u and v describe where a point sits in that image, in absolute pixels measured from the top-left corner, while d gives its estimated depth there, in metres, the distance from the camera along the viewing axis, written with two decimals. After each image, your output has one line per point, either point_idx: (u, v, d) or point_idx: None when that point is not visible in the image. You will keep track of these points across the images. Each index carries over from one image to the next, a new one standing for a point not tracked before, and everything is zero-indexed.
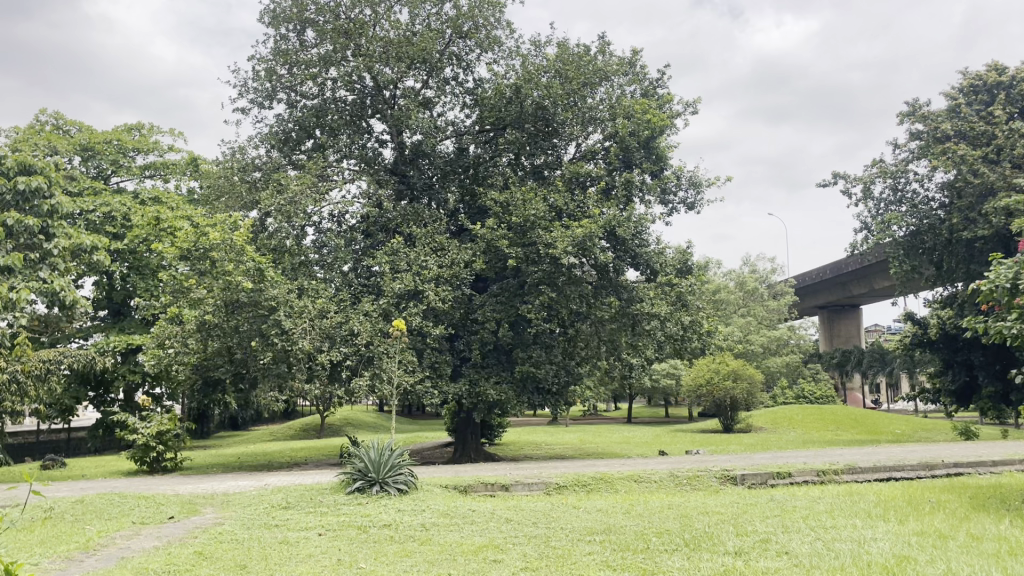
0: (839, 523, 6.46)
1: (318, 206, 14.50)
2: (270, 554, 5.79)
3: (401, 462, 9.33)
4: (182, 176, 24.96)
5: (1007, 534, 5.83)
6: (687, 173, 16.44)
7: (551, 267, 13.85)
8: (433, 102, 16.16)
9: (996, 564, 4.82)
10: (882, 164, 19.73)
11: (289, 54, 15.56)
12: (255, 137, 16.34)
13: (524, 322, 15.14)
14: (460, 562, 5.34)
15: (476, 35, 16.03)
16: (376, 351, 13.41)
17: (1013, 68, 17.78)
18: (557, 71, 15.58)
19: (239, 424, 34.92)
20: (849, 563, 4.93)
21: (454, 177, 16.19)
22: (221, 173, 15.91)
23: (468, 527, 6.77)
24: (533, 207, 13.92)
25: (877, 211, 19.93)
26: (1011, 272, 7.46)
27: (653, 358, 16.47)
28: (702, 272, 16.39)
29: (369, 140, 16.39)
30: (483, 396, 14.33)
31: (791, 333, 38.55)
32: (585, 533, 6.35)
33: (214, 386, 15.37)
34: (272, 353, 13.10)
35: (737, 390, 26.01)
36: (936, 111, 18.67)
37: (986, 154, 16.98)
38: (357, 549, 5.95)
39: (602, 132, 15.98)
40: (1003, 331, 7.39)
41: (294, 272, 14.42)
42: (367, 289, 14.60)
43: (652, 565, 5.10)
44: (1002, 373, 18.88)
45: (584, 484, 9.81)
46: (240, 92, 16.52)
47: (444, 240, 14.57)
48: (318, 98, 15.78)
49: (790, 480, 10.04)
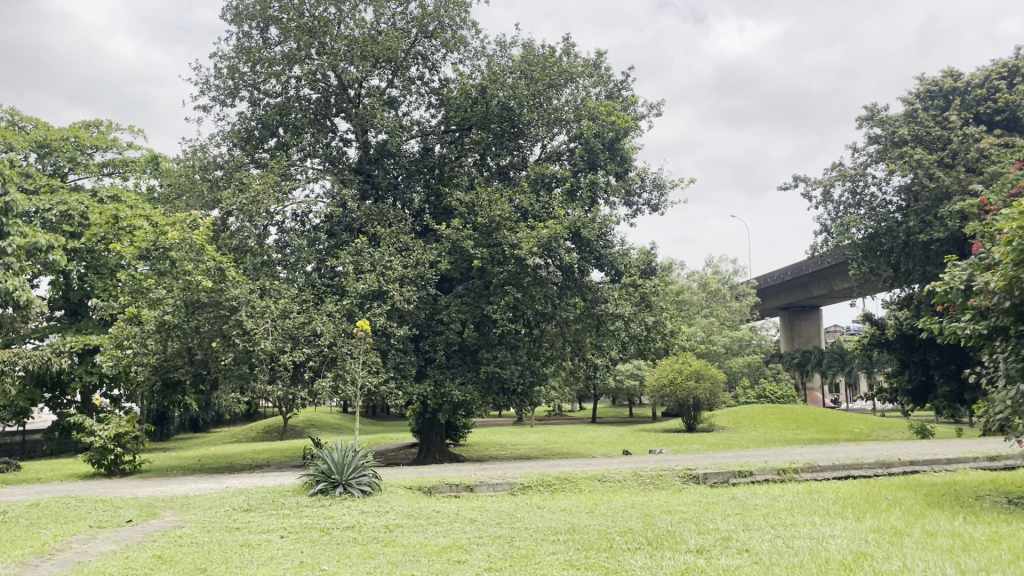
0: (799, 521, 6.53)
1: (281, 205, 14.32)
2: (229, 558, 5.71)
3: (366, 464, 9.30)
4: (142, 174, 24.54)
5: (961, 531, 5.95)
6: (651, 176, 16.56)
7: (516, 268, 13.92)
8: (399, 102, 16.11)
9: (949, 560, 4.92)
10: (841, 168, 20.09)
11: (253, 52, 15.32)
12: (216, 135, 16.14)
13: (489, 323, 15.15)
14: (424, 563, 5.34)
15: (442, 34, 15.98)
16: (340, 352, 13.29)
17: (967, 74, 18.28)
18: (523, 72, 15.63)
19: (199, 426, 34.37)
20: (807, 560, 5.01)
21: (420, 177, 16.08)
22: (182, 172, 15.69)
23: (432, 528, 6.77)
24: (498, 208, 13.96)
25: (836, 214, 20.29)
26: (965, 273, 7.62)
27: (617, 358, 16.54)
28: (665, 273, 16.52)
29: (333, 139, 16.20)
30: (448, 396, 14.26)
31: (753, 333, 39.04)
32: (549, 532, 6.37)
33: (174, 387, 15.17)
34: (233, 354, 12.96)
35: (700, 390, 26.22)
36: (894, 116, 19.04)
37: (942, 159, 17.39)
38: (321, 549, 5.94)
39: (567, 134, 16.04)
40: (957, 331, 7.57)
41: (257, 271, 14.17)
42: (332, 289, 14.47)
43: (616, 565, 5.12)
44: (956, 372, 19.23)
45: (548, 484, 9.85)
46: (201, 90, 16.33)
47: (409, 240, 14.50)
48: (282, 96, 15.62)
49: (751, 478, 10.16)
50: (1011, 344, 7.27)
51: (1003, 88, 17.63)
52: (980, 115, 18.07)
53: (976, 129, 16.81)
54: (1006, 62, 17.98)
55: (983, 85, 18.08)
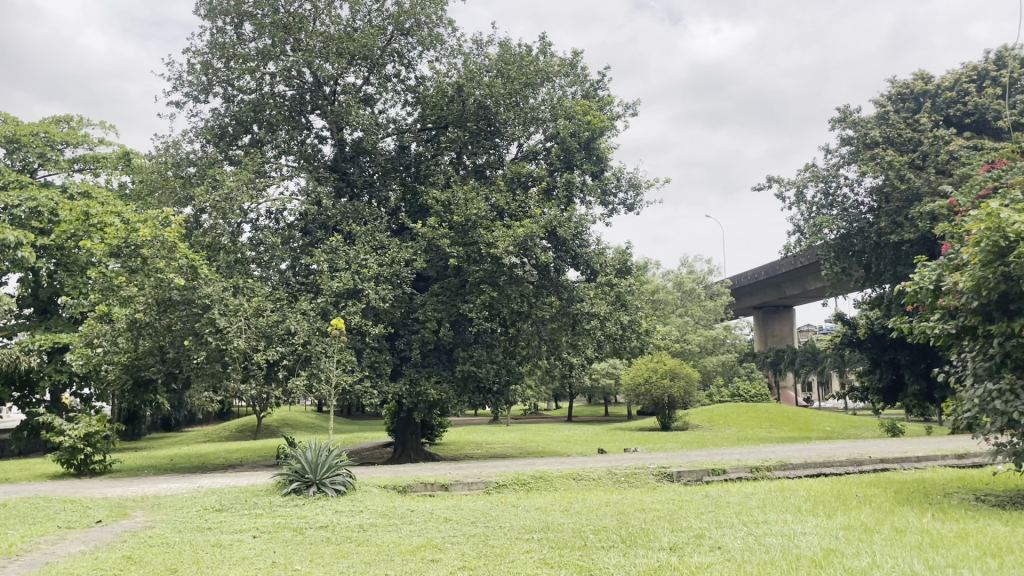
0: (771, 518, 6.60)
1: (255, 202, 14.21)
2: (200, 558, 5.65)
3: (340, 464, 9.25)
4: (113, 170, 24.23)
5: (930, 528, 6.04)
6: (627, 175, 16.62)
7: (492, 267, 13.93)
8: (375, 99, 16.04)
9: (918, 556, 4.98)
10: (814, 169, 20.30)
11: (226, 48, 15.16)
12: (189, 132, 15.98)
13: (465, 322, 15.14)
14: (397, 562, 5.31)
15: (419, 32, 15.93)
16: (314, 350, 13.21)
17: (937, 77, 18.54)
18: (500, 70, 15.61)
19: (171, 425, 34.02)
20: (779, 557, 5.05)
21: (396, 175, 16.02)
22: (155, 168, 15.51)
23: (406, 527, 6.73)
24: (475, 207, 13.95)
25: (809, 215, 20.50)
26: (934, 273, 7.74)
27: (593, 357, 16.58)
28: (641, 273, 16.60)
29: (308, 136, 16.10)
30: (424, 395, 14.22)
31: (727, 332, 39.33)
32: (524, 531, 6.38)
33: (145, 386, 14.99)
34: (206, 352, 12.84)
35: (675, 389, 26.37)
36: (866, 118, 19.27)
37: (912, 160, 17.61)
38: (294, 549, 5.90)
39: (543, 133, 16.07)
40: (926, 330, 7.69)
41: (230, 269, 14.03)
42: (306, 287, 14.39)
43: (589, 563, 5.14)
44: (926, 371, 19.48)
45: (523, 483, 9.86)
46: (174, 85, 16.15)
47: (385, 238, 14.45)
48: (256, 93, 15.49)
49: (725, 476, 10.25)
50: (979, 344, 7.38)
51: (972, 91, 17.91)
52: (950, 117, 18.33)
53: (946, 132, 17.07)
54: (975, 65, 18.26)
55: (952, 88, 18.35)
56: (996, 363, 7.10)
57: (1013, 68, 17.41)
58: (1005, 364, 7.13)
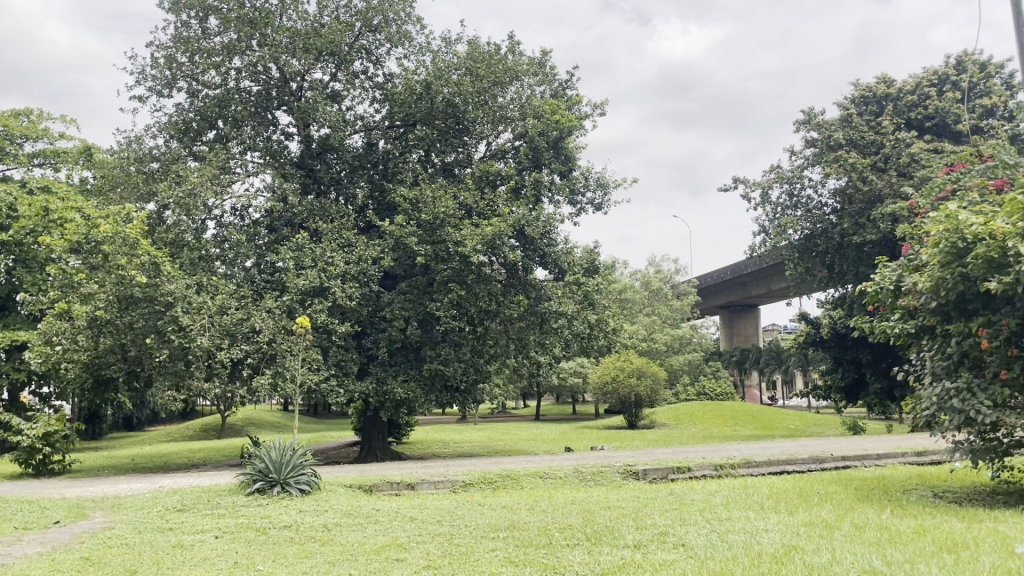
0: (734, 515, 6.66)
1: (220, 199, 14.04)
2: (161, 559, 5.57)
3: (304, 463, 9.17)
4: (74, 165, 23.79)
5: (889, 524, 6.14)
6: (595, 175, 16.69)
7: (460, 265, 13.91)
8: (342, 96, 15.92)
9: (877, 552, 5.07)
10: (779, 170, 20.54)
11: (190, 42, 14.93)
12: (152, 127, 15.74)
13: (432, 321, 15.10)
14: (361, 562, 5.28)
15: (387, 29, 15.85)
16: (279, 349, 13.10)
17: (899, 81, 18.87)
18: (468, 69, 15.58)
19: (133, 424, 33.52)
20: (741, 554, 5.11)
21: (364, 172, 15.86)
22: (117, 164, 15.26)
23: (371, 527, 6.69)
24: (443, 205, 13.93)
25: (774, 215, 20.75)
26: (895, 274, 7.87)
27: (560, 356, 16.62)
28: (608, 272, 16.67)
29: (274, 132, 15.95)
30: (391, 394, 14.14)
31: (694, 331, 39.67)
32: (489, 529, 6.38)
33: (106, 385, 14.74)
34: (168, 351, 12.67)
35: (641, 387, 26.53)
36: (830, 120, 19.54)
37: (875, 162, 17.89)
38: (257, 550, 5.83)
39: (512, 132, 16.07)
40: (887, 330, 7.82)
41: (194, 266, 13.83)
42: (272, 285, 14.25)
43: (554, 561, 5.15)
44: (887, 370, 19.81)
45: (489, 482, 9.87)
46: (137, 80, 15.90)
47: (352, 235, 14.37)
48: (221, 88, 15.30)
49: (690, 474, 10.35)
50: (937, 344, 7.52)
51: (933, 95, 18.24)
52: (912, 120, 18.64)
53: (907, 135, 17.37)
54: (936, 70, 18.60)
55: (914, 92, 18.68)
56: (953, 363, 7.22)
57: (972, 73, 17.76)
58: (962, 363, 7.25)
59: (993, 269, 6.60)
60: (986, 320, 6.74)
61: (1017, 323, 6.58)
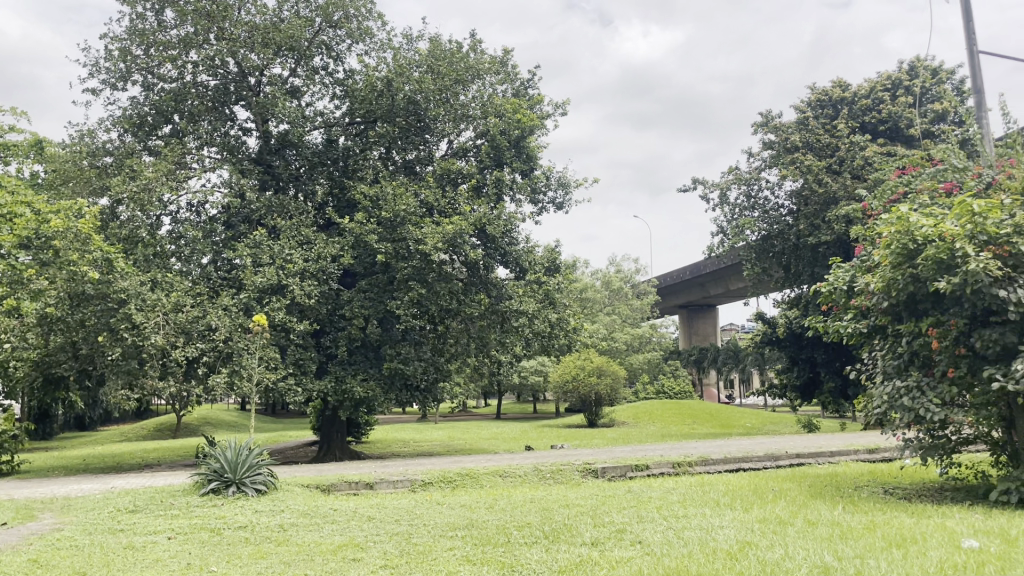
0: (690, 512, 6.74)
1: (176, 194, 13.81)
2: (111, 561, 5.45)
3: (260, 463, 9.07)
4: (25, 159, 23.23)
5: (840, 520, 6.26)
6: (556, 175, 16.75)
7: (420, 263, 13.84)
8: (302, 92, 15.76)
9: (828, 548, 5.16)
10: (737, 172, 20.80)
11: (146, 35, 14.68)
12: (106, 120, 15.44)
13: (391, 319, 15.00)
14: (317, 562, 5.23)
15: (347, 24, 15.73)
16: (236, 347, 12.92)
17: (854, 85, 19.24)
18: (430, 66, 15.53)
19: (85, 424, 32.86)
20: (696, 550, 5.16)
21: (324, 169, 15.69)
22: (69, 158, 14.93)
23: (328, 527, 6.64)
24: (403, 203, 13.87)
25: (732, 216, 21.02)
26: (848, 275, 8.02)
27: (521, 354, 16.65)
28: (569, 271, 16.72)
29: (232, 128, 15.73)
30: (350, 393, 14.03)
31: (653, 331, 40.03)
32: (447, 528, 6.36)
33: (57, 383, 14.41)
34: (121, 349, 12.43)
35: (601, 386, 26.69)
36: (787, 123, 19.84)
37: (830, 165, 18.20)
38: (210, 551, 5.74)
39: (473, 130, 16.05)
40: (840, 330, 7.97)
41: (149, 263, 13.58)
42: (228, 283, 14.06)
43: (511, 559, 5.16)
44: (841, 369, 20.18)
45: (449, 481, 9.86)
46: (91, 72, 15.57)
47: (311, 233, 14.24)
48: (178, 82, 15.04)
49: (647, 471, 10.44)
50: (888, 343, 7.68)
51: (887, 99, 18.61)
52: (866, 124, 18.99)
53: (861, 138, 17.72)
54: (889, 74, 18.99)
55: (868, 96, 19.05)
56: (904, 362, 7.37)
57: (924, 79, 18.17)
58: (913, 362, 7.40)
59: (943, 269, 6.73)
60: (936, 320, 6.88)
61: (965, 323, 6.73)
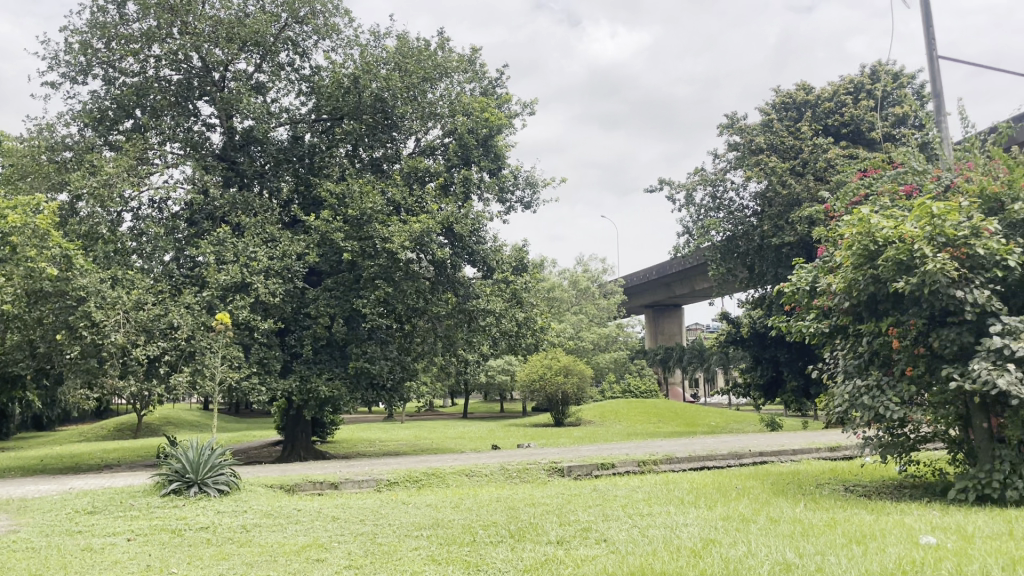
0: (655, 510, 6.79)
1: (137, 190, 13.59)
2: (69, 563, 5.35)
3: (223, 463, 8.96)
4: None
5: (802, 517, 6.34)
6: (524, 174, 16.77)
7: (387, 262, 13.73)
8: (267, 88, 15.58)
9: (790, 545, 5.22)
10: (703, 173, 20.99)
11: (107, 28, 14.43)
12: (65, 114, 15.13)
13: (357, 318, 14.91)
14: (281, 562, 5.18)
15: (314, 21, 15.58)
16: (198, 345, 12.75)
17: (817, 88, 19.51)
18: (397, 64, 15.43)
19: (42, 424, 32.20)
20: (661, 548, 5.20)
21: (289, 166, 15.51)
22: (27, 152, 14.61)
23: (291, 527, 6.58)
24: (370, 200, 13.80)
25: (698, 217, 21.19)
26: (810, 276, 8.13)
27: (487, 353, 16.64)
28: (536, 271, 16.75)
29: (195, 123, 15.52)
30: (315, 392, 13.90)
31: (619, 330, 40.25)
32: (412, 528, 6.34)
33: (14, 382, 14.09)
34: (80, 347, 12.19)
35: (568, 385, 26.76)
36: (752, 125, 20.06)
37: (794, 167, 18.43)
38: (171, 553, 5.65)
39: (441, 129, 16.00)
40: (803, 330, 8.08)
41: (109, 260, 13.34)
42: (191, 280, 13.86)
43: (477, 558, 5.15)
44: (803, 368, 20.47)
45: (415, 480, 9.82)
46: (50, 65, 15.25)
47: (276, 230, 14.10)
48: (140, 76, 14.80)
49: (613, 470, 10.48)
50: (849, 342, 7.80)
51: (849, 103, 18.90)
52: (829, 127, 19.26)
53: (824, 141, 17.98)
54: (852, 78, 19.29)
55: (831, 99, 19.34)
56: (864, 361, 7.50)
57: (885, 83, 18.49)
58: (873, 361, 7.54)
59: (902, 270, 6.85)
60: (896, 320, 7.01)
61: (923, 323, 6.87)
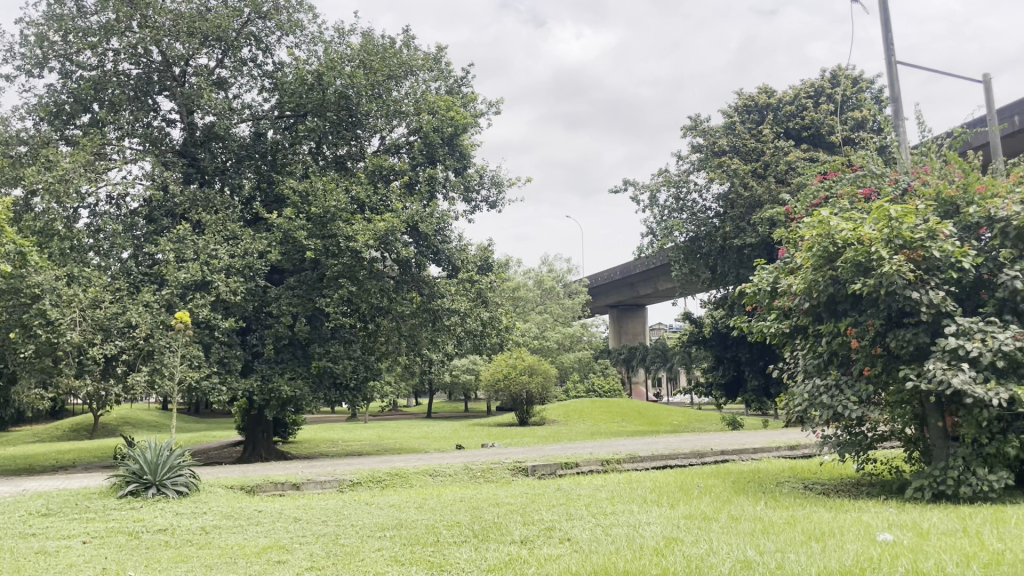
0: (618, 509, 6.83)
1: (94, 186, 13.32)
2: (21, 567, 5.22)
3: (182, 464, 8.82)
4: None
5: (763, 515, 6.42)
6: (489, 173, 16.76)
7: (351, 261, 13.55)
8: (229, 83, 15.38)
9: (751, 543, 5.28)
10: (666, 174, 21.17)
11: (64, 20, 14.14)
12: (20, 108, 14.79)
13: (321, 317, 14.78)
14: (241, 565, 5.11)
15: (277, 16, 15.40)
16: (157, 344, 12.55)
17: (779, 91, 19.78)
18: (362, 61, 15.31)
19: None
20: (623, 546, 5.23)
21: (251, 163, 15.30)
22: None
23: (252, 528, 6.50)
24: (333, 198, 13.69)
25: (661, 218, 21.37)
26: (771, 276, 8.23)
27: (452, 353, 16.61)
28: (501, 270, 16.76)
29: (155, 119, 15.26)
30: (277, 391, 13.75)
31: (583, 330, 40.44)
32: (376, 528, 6.30)
33: None
34: (34, 346, 11.92)
35: (532, 384, 26.82)
36: (715, 127, 20.28)
37: (755, 169, 18.67)
38: (128, 555, 5.55)
39: (406, 127, 15.92)
40: (764, 330, 8.19)
41: (65, 257, 13.06)
42: (149, 278, 13.63)
43: (440, 558, 5.13)
44: (764, 368, 20.75)
45: (378, 480, 9.76)
46: (4, 58, 14.89)
47: (237, 228, 13.92)
48: (98, 69, 14.51)
49: (577, 469, 10.52)
50: (809, 342, 7.92)
51: (810, 106, 19.18)
52: (790, 130, 19.54)
53: (785, 144, 18.23)
54: (813, 82, 19.58)
55: (792, 103, 19.62)
56: (823, 361, 7.62)
57: (845, 87, 18.80)
58: (832, 361, 7.66)
59: (860, 271, 6.96)
60: (854, 321, 7.12)
61: (880, 323, 6.99)
